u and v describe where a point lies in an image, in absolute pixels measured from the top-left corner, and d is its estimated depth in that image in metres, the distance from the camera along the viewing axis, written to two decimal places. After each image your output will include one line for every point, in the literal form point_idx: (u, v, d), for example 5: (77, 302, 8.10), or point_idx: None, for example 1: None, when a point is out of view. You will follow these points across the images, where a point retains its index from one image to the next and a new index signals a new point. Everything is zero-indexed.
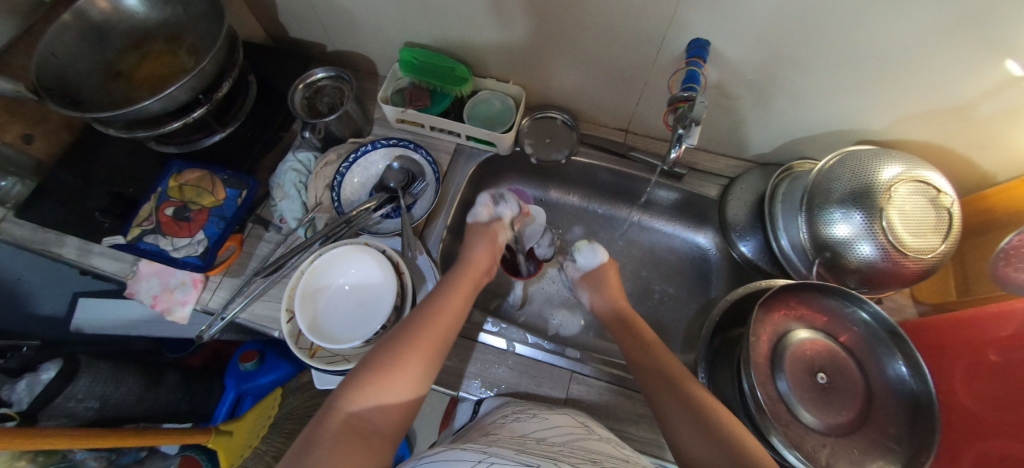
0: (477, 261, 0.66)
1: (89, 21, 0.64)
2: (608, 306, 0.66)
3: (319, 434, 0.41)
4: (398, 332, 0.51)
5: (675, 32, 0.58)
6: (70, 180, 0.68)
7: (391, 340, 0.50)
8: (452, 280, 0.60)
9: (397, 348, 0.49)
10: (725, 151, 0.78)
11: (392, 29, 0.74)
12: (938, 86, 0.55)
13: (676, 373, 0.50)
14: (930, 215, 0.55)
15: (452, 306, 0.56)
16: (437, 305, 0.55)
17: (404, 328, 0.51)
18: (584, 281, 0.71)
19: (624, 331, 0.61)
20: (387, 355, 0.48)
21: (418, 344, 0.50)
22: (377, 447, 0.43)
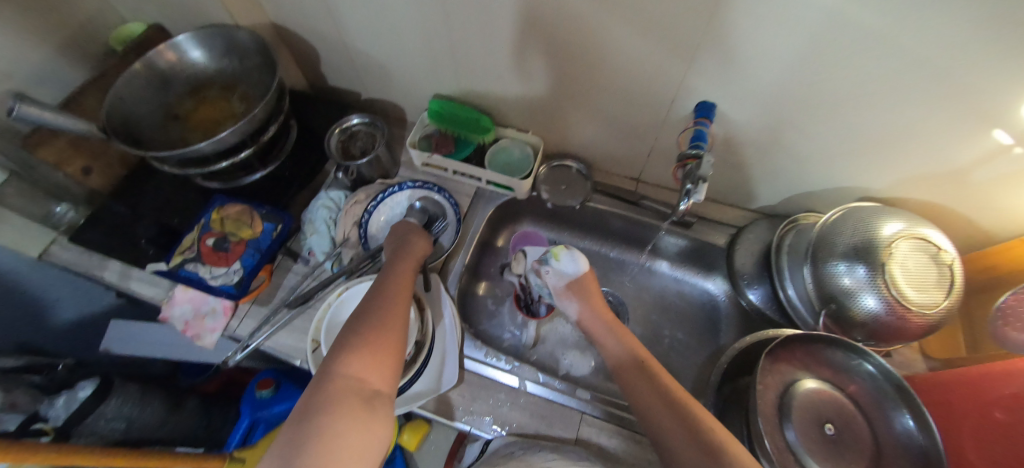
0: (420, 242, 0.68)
1: (156, 70, 0.73)
2: (595, 322, 0.63)
3: (319, 402, 0.41)
4: (364, 308, 0.52)
5: (684, 94, 0.64)
6: (120, 209, 0.73)
7: (365, 312, 0.51)
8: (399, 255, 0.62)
9: (366, 320, 0.50)
10: (732, 202, 0.82)
11: (424, 82, 0.81)
12: (932, 151, 0.59)
13: (674, 389, 0.50)
14: (932, 272, 0.58)
15: (405, 281, 0.58)
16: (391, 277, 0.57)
17: (374, 304, 0.52)
18: (568, 293, 0.67)
19: (640, 378, 0.53)
20: (367, 326, 0.49)
21: (388, 314, 0.51)
22: (380, 413, 0.43)
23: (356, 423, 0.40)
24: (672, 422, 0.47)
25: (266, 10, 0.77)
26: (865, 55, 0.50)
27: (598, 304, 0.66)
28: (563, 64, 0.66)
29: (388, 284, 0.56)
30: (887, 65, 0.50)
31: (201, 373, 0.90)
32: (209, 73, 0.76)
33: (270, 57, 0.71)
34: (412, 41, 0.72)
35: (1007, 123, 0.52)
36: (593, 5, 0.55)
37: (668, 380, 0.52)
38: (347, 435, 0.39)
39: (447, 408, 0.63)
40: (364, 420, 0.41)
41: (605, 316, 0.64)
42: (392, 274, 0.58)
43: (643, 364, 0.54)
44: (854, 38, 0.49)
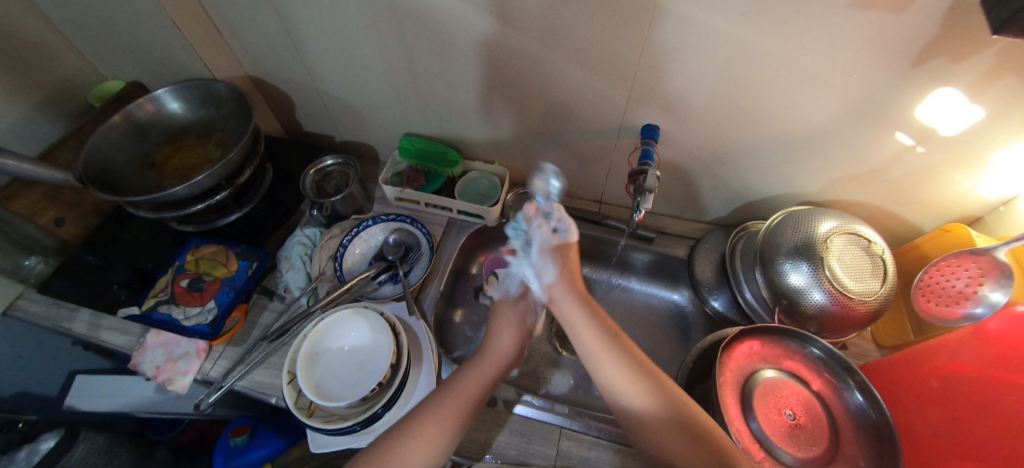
0: (501, 349, 0.65)
1: (135, 121, 0.76)
2: (568, 294, 0.64)
3: None
4: (421, 410, 0.55)
5: (630, 119, 0.70)
6: (93, 257, 0.74)
7: (404, 423, 0.54)
8: (470, 365, 0.62)
9: (418, 419, 0.54)
10: (689, 216, 0.88)
11: (394, 123, 0.87)
12: (851, 157, 0.66)
13: (648, 369, 0.53)
14: (867, 263, 0.63)
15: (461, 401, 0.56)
16: (444, 392, 0.57)
17: (412, 418, 0.54)
18: (551, 257, 0.67)
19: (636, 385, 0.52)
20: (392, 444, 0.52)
21: (434, 427, 0.53)
22: None
23: None
24: None
25: (242, 64, 0.82)
26: (776, 74, 0.58)
27: (589, 306, 0.62)
28: (522, 98, 0.72)
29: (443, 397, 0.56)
30: (796, 82, 0.58)
31: (169, 430, 0.89)
32: (187, 123, 0.80)
33: (245, 106, 0.76)
34: (380, 87, 0.78)
35: (906, 126, 0.60)
36: (542, 45, 0.62)
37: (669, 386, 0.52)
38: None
39: None
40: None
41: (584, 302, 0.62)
42: (458, 386, 0.58)
43: (678, 409, 0.49)
44: (763, 62, 0.56)
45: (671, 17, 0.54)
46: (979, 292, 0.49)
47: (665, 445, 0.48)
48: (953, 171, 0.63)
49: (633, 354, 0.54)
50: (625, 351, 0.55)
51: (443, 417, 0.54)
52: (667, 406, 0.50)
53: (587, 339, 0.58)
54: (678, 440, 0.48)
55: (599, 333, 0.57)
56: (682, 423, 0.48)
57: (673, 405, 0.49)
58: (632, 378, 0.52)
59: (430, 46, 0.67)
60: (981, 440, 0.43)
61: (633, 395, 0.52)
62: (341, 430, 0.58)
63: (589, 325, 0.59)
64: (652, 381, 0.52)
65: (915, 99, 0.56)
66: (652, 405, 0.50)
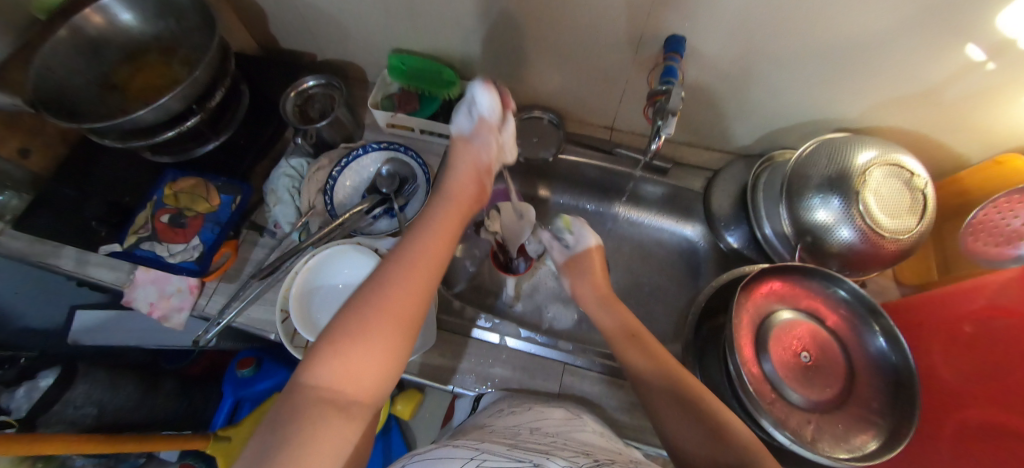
0: (463, 189, 0.57)
1: (84, 36, 0.66)
2: (590, 299, 0.64)
3: (287, 416, 0.34)
4: (388, 264, 0.44)
5: (653, 29, 0.60)
6: (64, 190, 0.69)
7: (360, 289, 0.41)
8: (435, 217, 0.52)
9: (384, 273, 0.43)
10: (709, 144, 0.80)
11: (380, 36, 0.76)
12: (906, 75, 0.57)
13: (631, 325, 0.57)
14: (905, 197, 0.57)
15: (429, 258, 0.46)
16: (413, 249, 0.46)
17: (376, 278, 0.42)
18: (574, 271, 0.68)
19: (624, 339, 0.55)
20: (357, 305, 0.40)
21: (405, 280, 0.43)
22: (354, 421, 0.36)
23: (324, 441, 0.33)
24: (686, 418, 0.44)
25: None
26: None
27: (592, 265, 0.68)
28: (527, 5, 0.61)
29: (393, 284, 0.42)
30: None
31: (184, 357, 0.88)
32: (146, 38, 0.71)
33: (207, 16, 0.66)
34: None
35: (980, 36, 0.50)
36: None
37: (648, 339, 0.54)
38: (325, 452, 0.33)
39: (429, 367, 0.62)
40: (342, 431, 0.35)
41: (591, 269, 0.67)
42: (422, 239, 0.48)
43: (662, 360, 0.50)
44: None
45: None
46: None
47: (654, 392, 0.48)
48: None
49: (629, 323, 0.57)
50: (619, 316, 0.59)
51: (415, 268, 0.44)
52: (645, 353, 0.52)
53: (586, 299, 0.65)
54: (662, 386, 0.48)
55: (595, 297, 0.64)
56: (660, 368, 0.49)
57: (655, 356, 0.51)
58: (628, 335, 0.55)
59: None
60: (1013, 385, 0.40)
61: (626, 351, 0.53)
62: None
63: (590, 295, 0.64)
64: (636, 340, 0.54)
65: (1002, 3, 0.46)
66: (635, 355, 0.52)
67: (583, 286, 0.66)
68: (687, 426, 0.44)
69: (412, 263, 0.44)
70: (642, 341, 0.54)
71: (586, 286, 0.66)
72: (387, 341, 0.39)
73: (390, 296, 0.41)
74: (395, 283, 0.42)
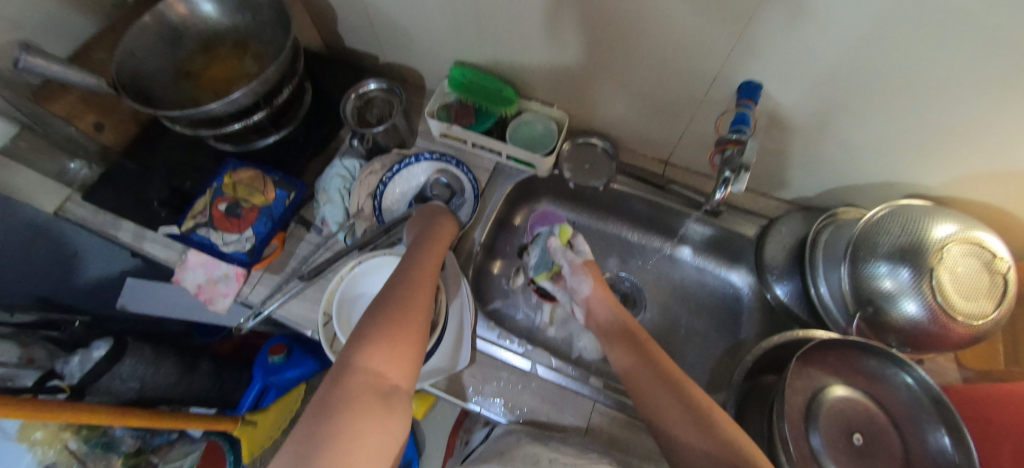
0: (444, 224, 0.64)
1: (167, 24, 0.69)
2: (596, 298, 0.66)
3: (338, 401, 0.39)
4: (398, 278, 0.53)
5: (728, 72, 0.58)
6: (133, 168, 0.72)
7: (383, 299, 0.49)
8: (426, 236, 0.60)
9: (398, 286, 0.51)
10: (767, 191, 0.77)
11: (446, 47, 0.76)
12: (1001, 151, 0.54)
13: (632, 327, 0.60)
14: (982, 279, 0.54)
15: (427, 271, 0.55)
16: (415, 263, 0.55)
17: (395, 288, 0.51)
18: (583, 270, 0.69)
19: (626, 342, 0.58)
20: (386, 312, 0.48)
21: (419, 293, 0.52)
22: (396, 408, 0.42)
23: (373, 423, 0.39)
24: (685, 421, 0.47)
25: None
26: (944, 38, 0.44)
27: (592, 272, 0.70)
28: (601, 33, 0.61)
29: (406, 300, 0.50)
30: (970, 51, 0.44)
31: (216, 333, 0.92)
32: (222, 29, 0.73)
33: (283, 14, 0.67)
34: (434, 1, 0.67)
35: None
36: None
37: (650, 343, 0.57)
38: (373, 432, 0.38)
39: (458, 387, 0.62)
40: (384, 417, 0.40)
41: (597, 280, 0.68)
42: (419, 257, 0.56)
43: (663, 365, 0.53)
44: (936, 19, 0.42)
45: None
46: None
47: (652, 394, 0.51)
48: None
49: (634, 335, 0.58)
50: (617, 318, 0.62)
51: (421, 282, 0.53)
52: (641, 358, 0.55)
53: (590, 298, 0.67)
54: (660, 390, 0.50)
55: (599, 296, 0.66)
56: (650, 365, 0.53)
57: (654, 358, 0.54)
58: (622, 339, 0.58)
59: None
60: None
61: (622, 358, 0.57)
62: None
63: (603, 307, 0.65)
64: (640, 347, 0.56)
65: None
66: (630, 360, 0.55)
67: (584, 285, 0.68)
68: (684, 423, 0.47)
69: (418, 275, 0.54)
70: (645, 346, 0.56)
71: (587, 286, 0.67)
72: (411, 337, 0.47)
73: (409, 304, 0.49)
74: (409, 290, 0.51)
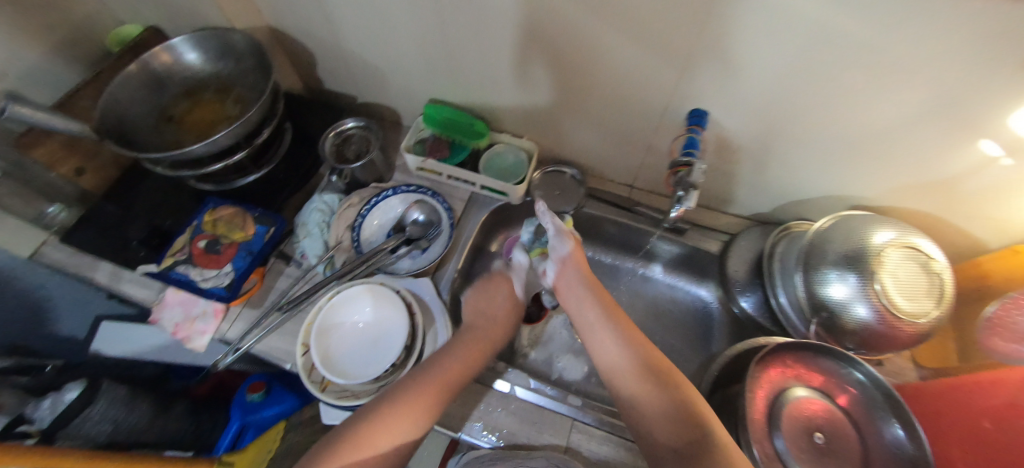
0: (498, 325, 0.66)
1: (151, 72, 0.73)
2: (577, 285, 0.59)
3: None
4: (411, 383, 0.54)
5: (677, 102, 0.64)
6: (112, 210, 0.73)
7: (389, 395, 0.53)
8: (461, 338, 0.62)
9: (408, 391, 0.53)
10: (726, 209, 0.82)
11: (420, 87, 0.81)
12: (922, 163, 0.59)
13: (619, 319, 0.56)
14: (922, 280, 0.58)
15: (448, 376, 0.56)
16: (439, 366, 0.57)
17: (399, 392, 0.53)
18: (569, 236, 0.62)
19: (611, 334, 0.54)
20: (380, 411, 0.51)
21: (424, 396, 0.53)
22: None
23: None
24: (667, 419, 0.48)
25: (263, 14, 0.77)
26: (853, 65, 0.50)
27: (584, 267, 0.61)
28: (560, 70, 0.66)
29: (410, 397, 0.53)
30: (876, 74, 0.50)
31: (195, 375, 0.88)
32: (205, 75, 0.77)
33: (264, 61, 0.71)
34: (407, 46, 0.72)
35: (994, 134, 0.52)
36: (587, 14, 0.55)
37: (633, 331, 0.55)
38: None
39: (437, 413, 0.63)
40: None
41: (581, 266, 0.61)
42: (446, 362, 0.57)
43: (651, 358, 0.52)
44: (843, 48, 0.49)
45: None
46: None
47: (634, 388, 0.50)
48: None
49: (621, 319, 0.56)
50: (607, 306, 0.57)
51: (431, 387, 0.54)
52: (628, 352, 0.52)
53: (569, 286, 0.60)
54: (645, 389, 0.50)
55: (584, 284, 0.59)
56: (640, 356, 0.52)
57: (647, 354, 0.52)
58: (607, 323, 0.55)
59: (465, 6, 0.61)
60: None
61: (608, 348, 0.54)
62: (353, 407, 0.58)
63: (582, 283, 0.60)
64: (627, 336, 0.54)
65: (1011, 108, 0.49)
66: (618, 352, 0.53)
67: (569, 278, 0.60)
68: (665, 409, 0.48)
69: (431, 377, 0.55)
70: (633, 336, 0.54)
71: (577, 283, 0.59)
72: (391, 437, 0.50)
73: (408, 403, 0.52)
74: (413, 390, 0.53)
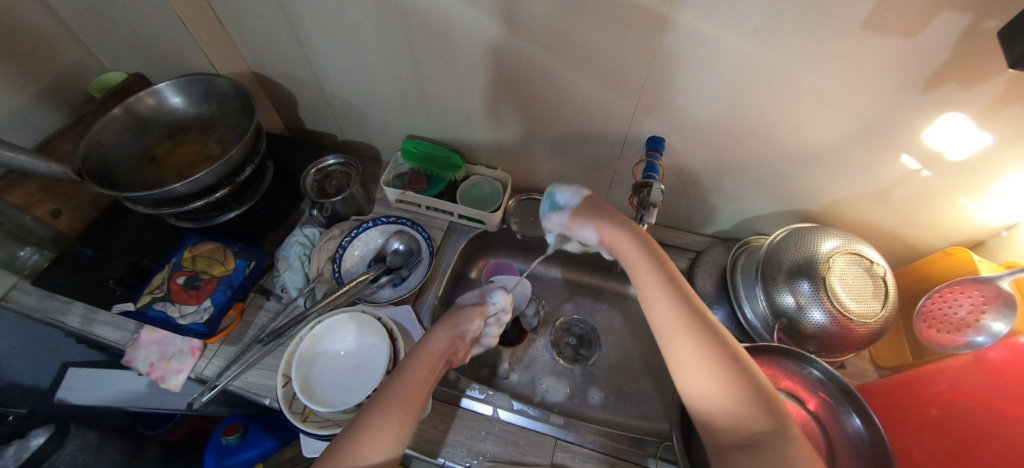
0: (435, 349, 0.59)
1: (135, 115, 0.75)
2: (649, 280, 0.54)
3: None
4: (367, 412, 0.50)
5: (636, 130, 0.70)
6: (87, 251, 0.73)
7: (348, 429, 0.49)
8: (408, 366, 0.56)
9: (366, 420, 0.49)
10: (691, 228, 0.88)
11: (398, 125, 0.86)
12: (855, 176, 0.66)
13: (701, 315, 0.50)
14: (868, 284, 0.63)
15: (409, 397, 0.52)
16: (397, 387, 0.53)
17: (359, 422, 0.49)
18: (585, 216, 0.61)
19: (687, 332, 0.49)
20: (341, 445, 0.47)
21: (385, 425, 0.49)
22: None
23: None
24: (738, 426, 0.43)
25: (246, 59, 0.82)
26: (785, 93, 0.57)
27: (649, 248, 0.56)
28: (527, 106, 0.72)
29: (375, 425, 0.49)
30: (806, 100, 0.57)
31: (164, 423, 0.88)
32: (188, 118, 0.80)
33: (247, 102, 0.75)
34: (384, 87, 0.77)
35: (911, 149, 0.59)
36: (549, 54, 0.61)
37: (717, 327, 0.49)
38: None
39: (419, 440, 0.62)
40: None
41: (646, 243, 0.57)
42: (400, 388, 0.53)
43: (734, 361, 0.46)
44: (772, 80, 0.56)
45: (682, 31, 0.53)
46: (981, 321, 0.49)
47: (707, 393, 0.46)
48: (958, 195, 0.62)
49: (694, 304, 0.51)
50: (685, 297, 0.51)
51: (388, 414, 0.50)
52: (710, 354, 0.46)
53: (643, 277, 0.55)
54: (723, 394, 0.45)
55: (657, 274, 0.54)
56: (723, 363, 0.46)
57: (727, 352, 0.46)
58: (688, 324, 0.49)
59: (437, 50, 0.67)
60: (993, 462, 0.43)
61: (685, 345, 0.48)
62: (334, 436, 0.57)
63: (649, 268, 0.55)
64: (707, 332, 0.48)
65: (922, 124, 0.56)
66: (701, 353, 0.47)
67: (637, 264, 0.56)
68: (740, 418, 0.43)
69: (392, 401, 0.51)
70: (719, 336, 0.48)
71: (641, 265, 0.55)
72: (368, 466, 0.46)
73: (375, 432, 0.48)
74: (378, 416, 0.49)
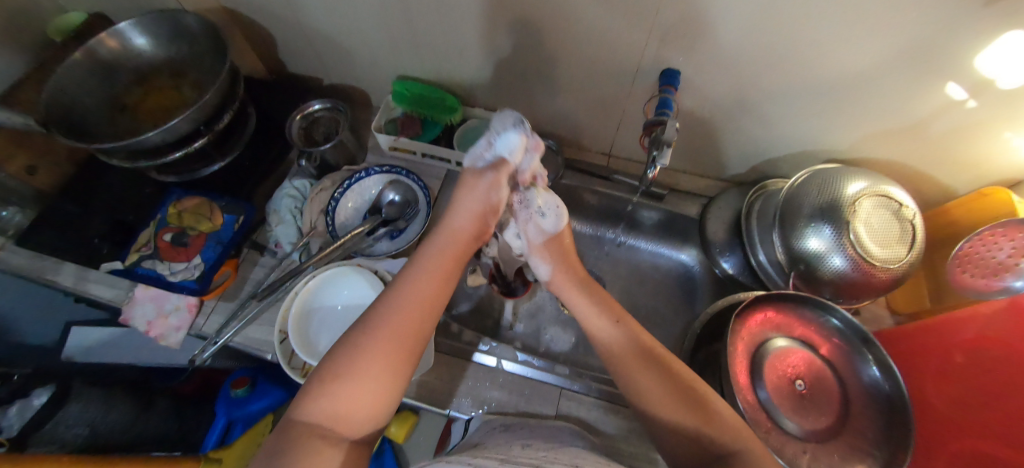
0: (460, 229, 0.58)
1: (98, 59, 0.68)
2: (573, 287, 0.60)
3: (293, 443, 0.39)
4: (377, 308, 0.47)
5: (649, 62, 0.62)
6: (69, 208, 0.70)
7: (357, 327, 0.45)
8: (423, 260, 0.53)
9: (377, 312, 0.46)
10: (703, 172, 0.83)
11: (386, 64, 0.79)
12: (890, 109, 0.60)
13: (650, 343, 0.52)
14: (894, 227, 0.59)
15: (428, 291, 0.50)
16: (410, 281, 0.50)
17: (370, 315, 0.46)
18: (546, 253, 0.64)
19: (605, 320, 0.55)
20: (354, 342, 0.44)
21: (395, 315, 0.46)
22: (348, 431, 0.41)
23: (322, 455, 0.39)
24: (673, 403, 0.47)
25: None
26: (821, 15, 0.50)
27: (571, 261, 0.64)
28: (527, 37, 0.64)
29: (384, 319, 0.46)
30: (844, 22, 0.50)
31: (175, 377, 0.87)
32: (157, 61, 0.73)
33: (218, 39, 0.68)
34: (368, 20, 0.69)
35: (960, 76, 0.52)
36: None
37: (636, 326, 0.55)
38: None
39: (424, 391, 0.62)
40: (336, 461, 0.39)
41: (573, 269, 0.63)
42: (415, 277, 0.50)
43: (650, 346, 0.52)
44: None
45: None
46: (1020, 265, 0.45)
47: (626, 366, 0.51)
48: (1004, 128, 0.56)
49: (603, 297, 0.58)
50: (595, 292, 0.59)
51: (403, 304, 0.47)
52: (623, 330, 0.54)
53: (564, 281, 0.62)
54: (637, 366, 0.50)
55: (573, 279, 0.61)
56: (630, 338, 0.53)
57: (632, 329, 0.54)
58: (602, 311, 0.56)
59: None
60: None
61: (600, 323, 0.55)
62: None
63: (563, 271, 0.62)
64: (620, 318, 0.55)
65: (977, 47, 0.49)
66: (612, 331, 0.54)
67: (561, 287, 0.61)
68: (660, 384, 0.48)
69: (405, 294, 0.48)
70: (627, 318, 0.55)
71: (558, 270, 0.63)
72: (382, 377, 0.43)
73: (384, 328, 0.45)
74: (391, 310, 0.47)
